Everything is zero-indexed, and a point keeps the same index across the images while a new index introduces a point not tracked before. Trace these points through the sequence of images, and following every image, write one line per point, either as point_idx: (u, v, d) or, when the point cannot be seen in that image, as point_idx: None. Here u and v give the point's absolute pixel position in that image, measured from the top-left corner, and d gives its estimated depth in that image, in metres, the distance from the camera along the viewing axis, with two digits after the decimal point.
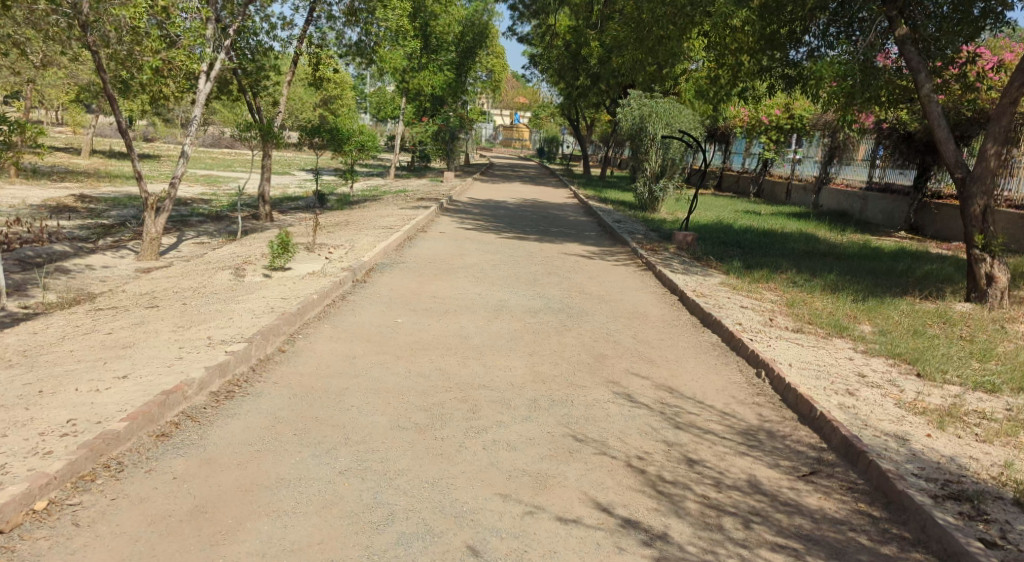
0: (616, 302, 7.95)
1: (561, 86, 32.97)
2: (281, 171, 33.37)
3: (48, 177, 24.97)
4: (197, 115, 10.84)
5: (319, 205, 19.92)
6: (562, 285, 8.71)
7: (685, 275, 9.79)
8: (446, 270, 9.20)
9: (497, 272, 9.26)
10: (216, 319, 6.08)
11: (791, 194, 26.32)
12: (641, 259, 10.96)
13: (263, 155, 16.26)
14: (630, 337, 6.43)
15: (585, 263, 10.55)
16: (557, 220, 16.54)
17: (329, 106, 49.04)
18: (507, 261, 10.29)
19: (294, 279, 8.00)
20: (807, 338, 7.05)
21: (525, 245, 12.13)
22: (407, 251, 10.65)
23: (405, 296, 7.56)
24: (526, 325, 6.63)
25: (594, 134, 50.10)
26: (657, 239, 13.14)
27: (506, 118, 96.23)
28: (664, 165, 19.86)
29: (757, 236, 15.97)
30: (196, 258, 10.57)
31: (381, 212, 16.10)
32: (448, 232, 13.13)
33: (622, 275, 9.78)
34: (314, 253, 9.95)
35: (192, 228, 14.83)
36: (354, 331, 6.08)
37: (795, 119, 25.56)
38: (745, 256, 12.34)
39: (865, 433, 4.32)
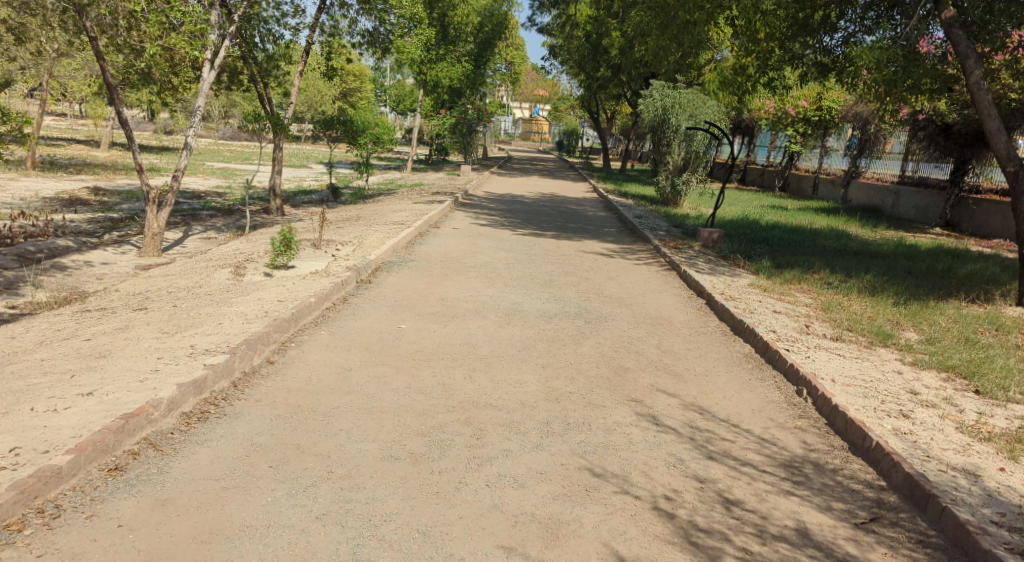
0: (638, 306, 7.39)
1: (581, 78, 32.26)
2: (298, 164, 33.07)
3: (64, 170, 24.82)
4: (201, 105, 10.40)
5: (332, 199, 19.51)
6: (579, 287, 8.16)
7: (712, 276, 9.18)
8: (457, 269, 8.69)
9: (511, 272, 8.73)
10: (204, 325, 5.62)
11: (818, 189, 25.43)
12: (664, 258, 10.37)
13: (275, 147, 15.83)
14: (654, 347, 5.86)
15: (605, 263, 9.98)
16: (576, 215, 15.95)
17: (346, 98, 48.68)
18: (522, 260, 9.74)
19: (295, 279, 7.53)
20: (848, 347, 6.44)
21: (542, 242, 11.57)
22: (417, 248, 10.15)
23: (412, 299, 7.07)
24: (541, 333, 6.10)
25: (615, 127, 49.26)
26: (681, 236, 12.52)
27: (526, 111, 95.47)
28: (688, 158, 19.17)
29: (785, 233, 15.25)
30: (199, 254, 10.15)
31: (394, 206, 15.62)
32: (462, 228, 12.61)
33: (643, 276, 9.19)
34: (320, 251, 9.49)
35: (201, 223, 14.47)
36: (353, 339, 5.59)
37: (823, 111, 24.69)
38: (774, 255, 11.68)
39: (930, 469, 3.73)
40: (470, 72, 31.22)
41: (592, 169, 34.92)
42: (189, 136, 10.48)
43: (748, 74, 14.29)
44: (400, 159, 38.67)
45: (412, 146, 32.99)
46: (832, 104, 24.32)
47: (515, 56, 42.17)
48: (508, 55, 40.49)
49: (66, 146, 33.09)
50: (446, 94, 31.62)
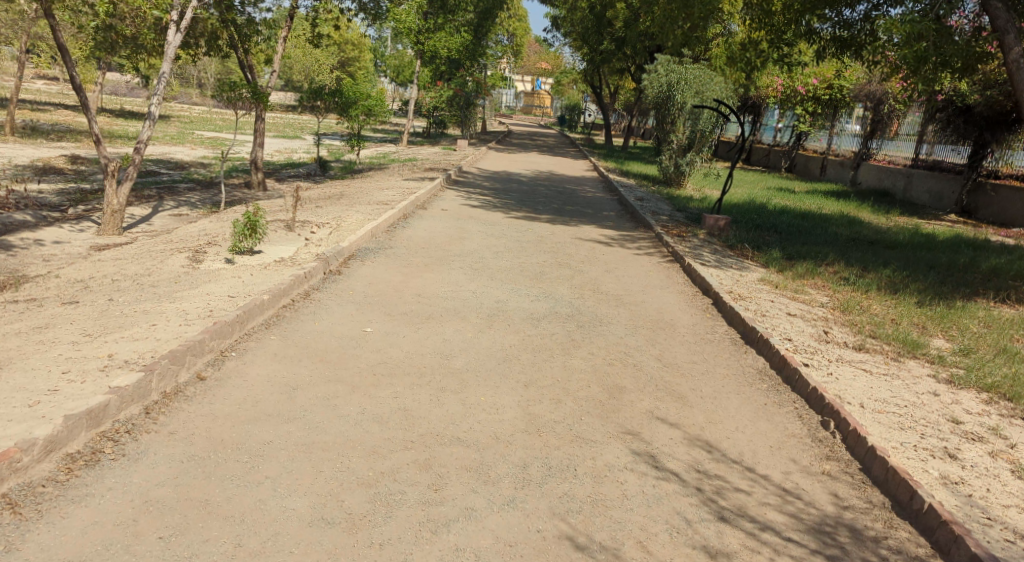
0: (637, 307, 6.65)
1: (584, 51, 31.14)
2: (290, 135, 32.06)
3: (44, 136, 23.87)
4: (167, 70, 9.48)
5: (320, 174, 18.64)
6: (573, 281, 7.41)
7: (718, 270, 8.42)
8: (439, 259, 7.92)
9: (499, 263, 7.96)
10: (135, 325, 4.81)
11: (826, 170, 24.49)
12: (667, 248, 9.60)
13: (256, 118, 14.91)
14: (654, 361, 5.14)
15: (602, 252, 9.21)
16: (574, 196, 15.15)
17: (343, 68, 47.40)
18: (512, 247, 8.98)
19: (256, 268, 6.75)
20: (873, 359, 5.70)
21: (535, 227, 10.77)
22: (399, 232, 9.37)
23: (384, 294, 6.31)
24: (525, 340, 5.36)
25: (619, 103, 48.10)
26: (685, 222, 11.73)
27: (527, 85, 93.76)
28: (693, 136, 18.24)
29: (794, 218, 14.45)
30: (162, 234, 9.34)
31: (382, 184, 14.76)
32: (450, 210, 11.80)
33: (643, 268, 8.44)
34: (292, 236, 8.70)
35: (176, 197, 13.63)
36: (307, 346, 4.83)
37: (834, 90, 23.85)
38: (784, 245, 10.89)
39: (997, 541, 3.00)
40: (469, 42, 30.10)
41: (594, 146, 33.88)
42: (153, 103, 9.57)
43: (761, 47, 13.43)
44: (396, 131, 37.60)
45: (408, 119, 31.94)
46: (844, 83, 23.47)
47: (516, 27, 40.93)
48: (509, 26, 39.24)
49: (51, 111, 32.05)
50: (443, 65, 30.47)
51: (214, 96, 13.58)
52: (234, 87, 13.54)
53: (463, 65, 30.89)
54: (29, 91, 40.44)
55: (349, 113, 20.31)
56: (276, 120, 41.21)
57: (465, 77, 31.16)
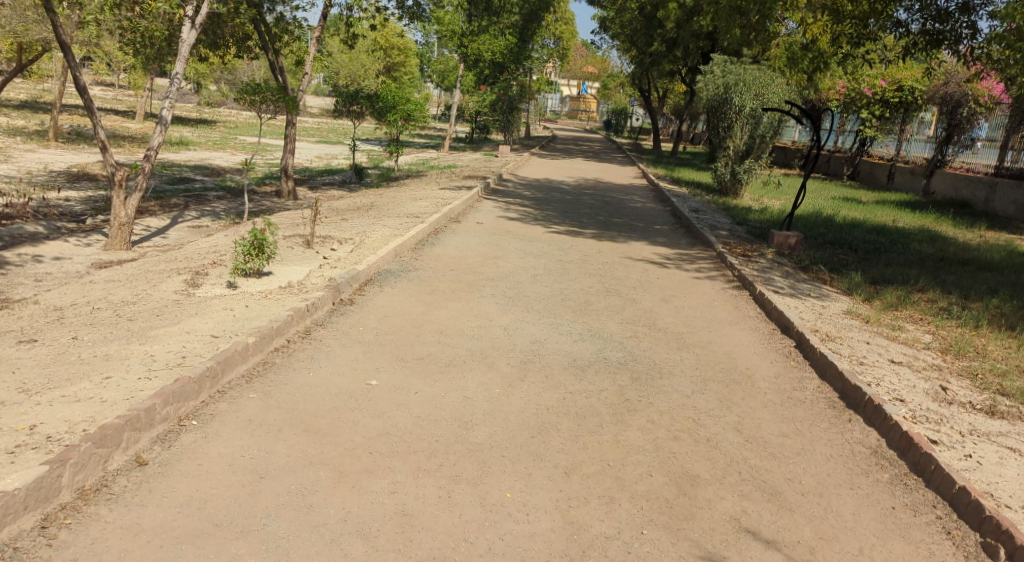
0: (703, 349, 5.54)
1: (632, 53, 29.85)
2: (331, 141, 31.68)
3: (86, 141, 23.84)
4: (179, 71, 8.73)
5: (355, 181, 17.93)
6: (624, 314, 6.33)
7: (793, 299, 7.24)
8: (469, 285, 6.92)
9: (539, 290, 6.91)
10: (85, 377, 3.83)
11: (893, 179, 22.66)
12: (732, 270, 8.42)
13: (288, 123, 14.22)
14: (733, 434, 4.03)
15: (655, 274, 8.11)
16: (623, 207, 14.03)
17: (389, 73, 47.08)
18: (554, 268, 7.95)
19: (257, 296, 5.85)
20: (1015, 429, 4.44)
21: (580, 244, 9.71)
22: (427, 250, 8.43)
23: (400, 332, 5.31)
24: (567, 402, 4.28)
25: (668, 106, 46.49)
26: (748, 238, 10.51)
27: (574, 89, 92.45)
28: (752, 143, 16.88)
29: (867, 233, 13.06)
30: (172, 250, 8.61)
31: (416, 193, 13.91)
32: (486, 223, 10.84)
33: (704, 295, 7.34)
34: (308, 256, 7.84)
35: (202, 207, 13.01)
36: (293, 409, 3.84)
37: (904, 93, 21.92)
38: (865, 265, 9.60)
39: None
40: (514, 45, 29.13)
41: (641, 152, 32.51)
42: (165, 107, 8.85)
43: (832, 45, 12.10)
44: (439, 136, 36.97)
45: (451, 124, 31.18)
46: (916, 85, 21.56)
47: (563, 30, 39.79)
48: (555, 30, 38.17)
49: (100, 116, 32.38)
50: (487, 68, 29.62)
51: (241, 100, 12.85)
52: (261, 91, 12.66)
53: (507, 69, 29.90)
54: (82, 96, 41.14)
55: (386, 118, 19.57)
56: (319, 125, 41.05)
57: (509, 81, 30.11)
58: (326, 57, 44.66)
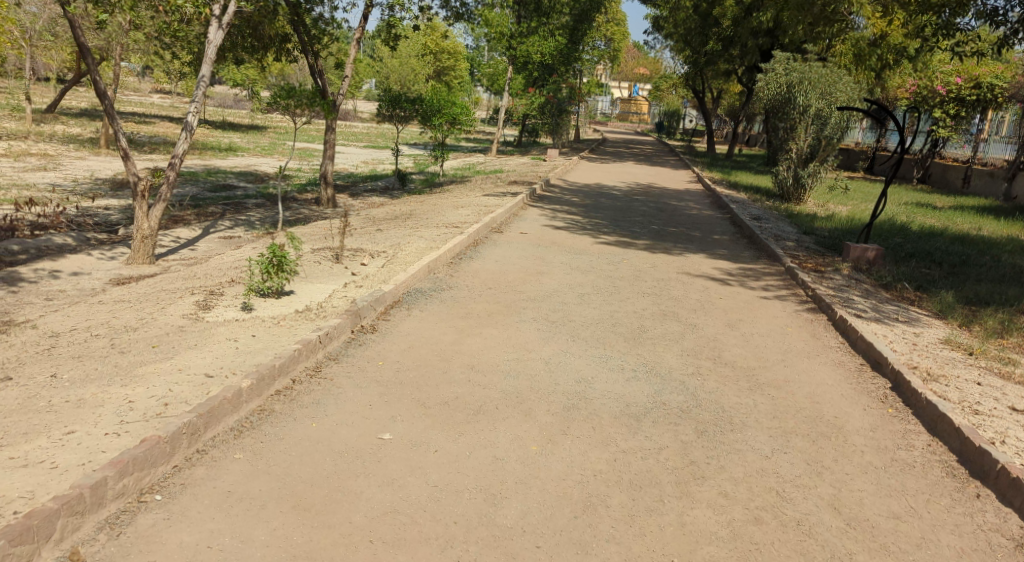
0: (780, 390, 4.66)
1: (686, 53, 28.70)
2: (379, 146, 31.49)
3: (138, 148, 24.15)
4: (206, 73, 8.29)
5: (398, 188, 17.46)
6: (684, 344, 5.49)
7: (878, 324, 6.23)
8: (506, 308, 6.20)
9: (585, 314, 6.16)
10: (43, 431, 3.27)
11: (969, 183, 20.32)
12: (804, 289, 7.45)
13: (327, 128, 13.77)
14: (829, 516, 3.17)
15: (716, 294, 7.22)
16: (677, 214, 13.10)
17: (438, 77, 46.88)
18: (602, 287, 7.17)
19: (268, 323, 5.26)
20: None
21: (631, 257, 8.87)
22: (464, 265, 7.75)
23: (425, 368, 4.64)
24: (619, 465, 3.50)
25: (723, 107, 44.92)
26: (819, 251, 9.46)
27: (624, 91, 90.92)
28: (817, 145, 15.63)
29: (951, 241, 11.77)
30: (195, 264, 8.18)
31: (457, 200, 13.27)
32: (531, 233, 10.10)
33: (774, 318, 6.42)
34: (336, 273, 7.27)
35: (238, 216, 12.66)
36: (283, 476, 3.17)
37: (982, 90, 19.59)
38: (956, 280, 8.43)
39: None
40: (563, 46, 28.30)
41: (694, 154, 31.21)
42: (191, 113, 8.45)
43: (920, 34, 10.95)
44: (486, 140, 36.41)
45: (498, 128, 30.53)
46: (996, 80, 19.22)
47: (615, 32, 38.71)
48: (606, 30, 37.21)
49: (155, 124, 32.94)
50: (535, 70, 28.88)
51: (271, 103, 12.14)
52: (296, 93, 12.06)
53: (556, 71, 29.06)
54: (141, 104, 42.13)
55: (431, 122, 18.97)
56: (368, 130, 41.04)
57: (558, 83, 29.23)
58: (375, 62, 44.65)
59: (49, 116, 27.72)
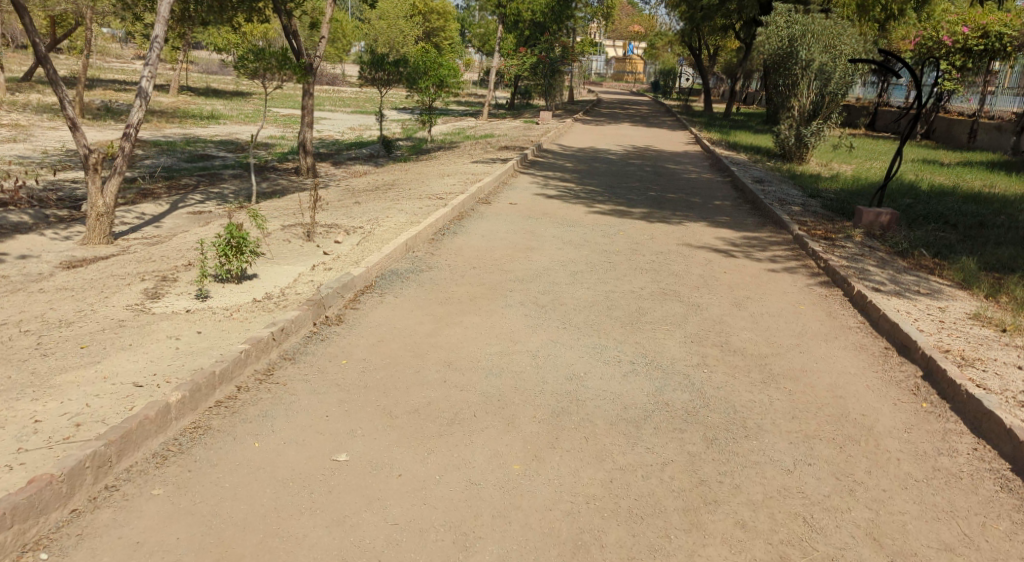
0: (797, 382, 4.09)
1: (682, 9, 27.64)
2: (367, 111, 30.52)
3: (115, 117, 23.24)
4: (159, 33, 7.56)
5: (384, 155, 16.71)
6: (686, 330, 4.91)
7: (898, 297, 5.62)
8: (490, 291, 5.63)
9: (577, 296, 5.58)
10: None
11: (975, 137, 19.00)
12: (815, 260, 6.82)
13: (305, 93, 12.98)
14: (868, 550, 2.63)
15: (720, 268, 6.61)
16: (676, 178, 12.45)
17: (427, 38, 45.45)
18: (596, 264, 6.59)
19: (219, 315, 4.69)
20: None
21: (627, 228, 8.24)
22: (447, 241, 7.14)
23: (394, 368, 4.09)
24: (615, 488, 2.96)
25: (721, 64, 43.65)
26: (827, 216, 8.82)
27: (619, 49, 88.87)
28: (820, 102, 14.83)
29: (964, 199, 11.12)
30: (156, 244, 7.57)
31: (443, 168, 12.57)
32: (521, 203, 9.46)
33: (785, 295, 5.83)
34: (307, 253, 6.68)
35: (213, 188, 11.98)
36: (209, 517, 2.64)
37: (990, 39, 18.41)
38: (977, 243, 7.80)
39: None
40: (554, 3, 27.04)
41: (691, 114, 30.29)
42: (145, 78, 7.74)
43: None
44: (477, 103, 35.37)
45: (490, 90, 29.52)
46: (1004, 30, 18.03)
47: None
48: None
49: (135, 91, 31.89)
50: (527, 29, 27.76)
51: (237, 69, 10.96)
52: (263, 54, 10.94)
53: (548, 29, 27.87)
54: (123, 72, 40.85)
55: (417, 85, 18.07)
56: (356, 95, 39.91)
57: (550, 41, 28.00)
58: (362, 23, 43.25)
59: (23, 85, 26.71)
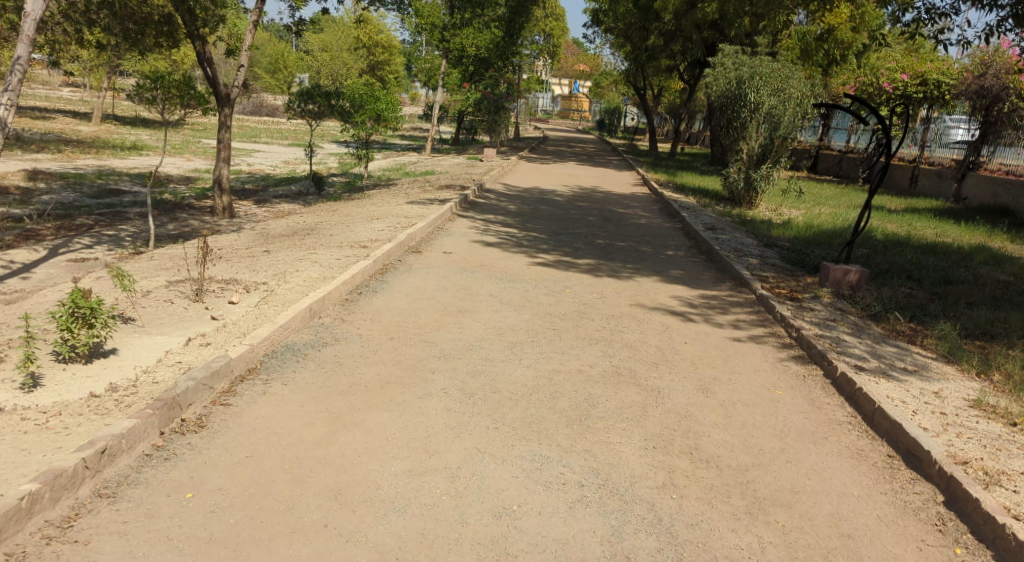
0: (791, 512, 3.17)
1: (627, 50, 27.66)
2: (304, 144, 29.28)
3: (23, 147, 21.41)
4: (21, 54, 6.37)
5: (314, 192, 15.60)
6: (647, 429, 3.96)
7: (887, 378, 4.85)
8: (408, 373, 4.57)
9: (514, 380, 4.57)
10: None
11: (917, 182, 19.15)
12: (784, 327, 6.03)
13: (221, 125, 11.79)
14: None
15: (679, 338, 5.74)
16: (624, 223, 11.78)
17: (371, 71, 44.77)
18: (538, 332, 5.63)
19: (31, 420, 3.48)
20: None
21: (573, 283, 7.35)
22: (364, 302, 6.08)
23: (258, 505, 2.98)
24: None
25: (664, 104, 44.32)
26: (788, 271, 8.19)
27: (563, 87, 90.40)
28: (769, 145, 14.48)
29: (920, 250, 10.74)
30: (10, 303, 6.25)
31: (374, 210, 11.52)
32: (456, 253, 8.49)
33: (758, 374, 4.97)
34: (190, 320, 5.50)
35: (109, 230, 10.59)
36: None
37: (929, 87, 18.72)
38: (947, 305, 7.23)
39: None
40: (498, 39, 26.52)
41: (637, 153, 30.14)
42: (2, 107, 6.48)
43: None
44: (421, 138, 34.68)
45: (433, 125, 28.77)
46: (942, 77, 18.36)
47: (554, 27, 37.34)
48: (545, 26, 35.94)
49: (54, 119, 29.94)
50: (472, 65, 27.18)
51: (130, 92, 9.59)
52: (162, 80, 9.68)
53: (493, 65, 27.29)
54: (44, 99, 38.59)
55: (353, 121, 17.11)
56: (295, 127, 38.58)
57: (494, 77, 27.40)
58: (304, 55, 42.08)
59: None
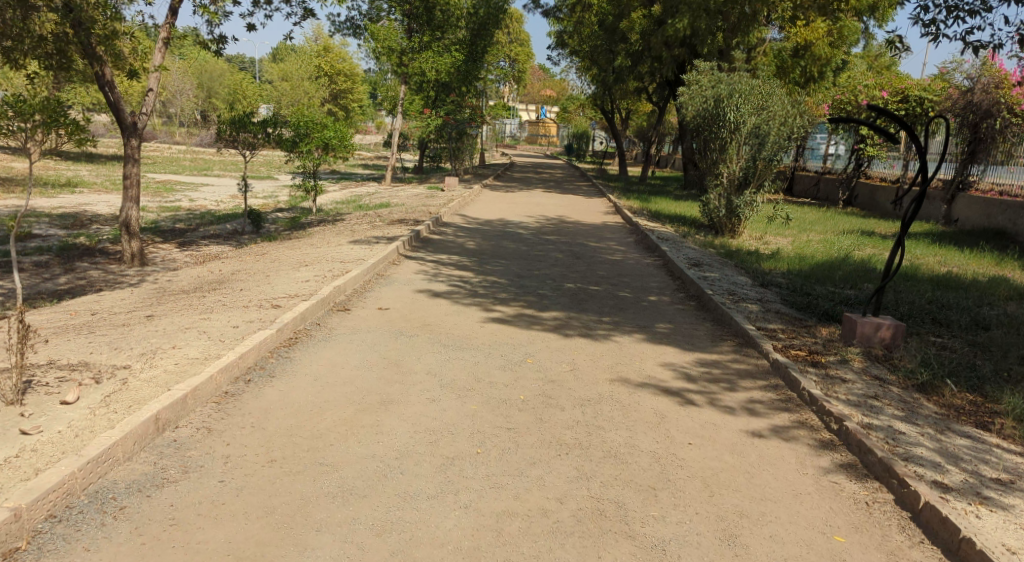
0: None
1: (593, 73, 26.67)
2: (258, 175, 27.54)
3: None
4: None
5: (251, 230, 13.91)
6: None
7: (987, 504, 3.37)
8: (275, 538, 2.93)
9: (442, 542, 2.96)
10: None
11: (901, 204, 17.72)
12: (817, 413, 4.53)
13: (127, 158, 10.09)
14: None
15: (679, 436, 4.19)
16: (596, 259, 10.35)
17: (334, 100, 43.26)
18: (489, 435, 4.04)
19: None
20: None
21: (536, 349, 5.78)
22: (250, 397, 4.42)
23: None
24: None
25: (633, 129, 43.64)
26: (796, 322, 6.75)
27: (530, 113, 90.19)
28: (751, 168, 13.28)
29: (932, 284, 9.47)
30: None
31: (308, 252, 9.88)
32: (394, 308, 6.91)
33: (801, 502, 3.44)
34: None
35: None
36: None
37: (910, 104, 17.94)
38: (998, 363, 5.86)
39: None
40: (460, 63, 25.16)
41: (607, 178, 28.97)
42: None
43: None
44: (384, 167, 33.24)
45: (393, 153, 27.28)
46: (924, 94, 17.58)
47: (518, 53, 36.33)
48: (511, 52, 34.97)
49: None
50: (433, 90, 25.82)
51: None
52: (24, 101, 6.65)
53: (455, 90, 26.01)
54: None
55: (297, 150, 15.51)
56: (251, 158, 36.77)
57: (457, 102, 26.06)
58: (262, 84, 40.34)
59: None
